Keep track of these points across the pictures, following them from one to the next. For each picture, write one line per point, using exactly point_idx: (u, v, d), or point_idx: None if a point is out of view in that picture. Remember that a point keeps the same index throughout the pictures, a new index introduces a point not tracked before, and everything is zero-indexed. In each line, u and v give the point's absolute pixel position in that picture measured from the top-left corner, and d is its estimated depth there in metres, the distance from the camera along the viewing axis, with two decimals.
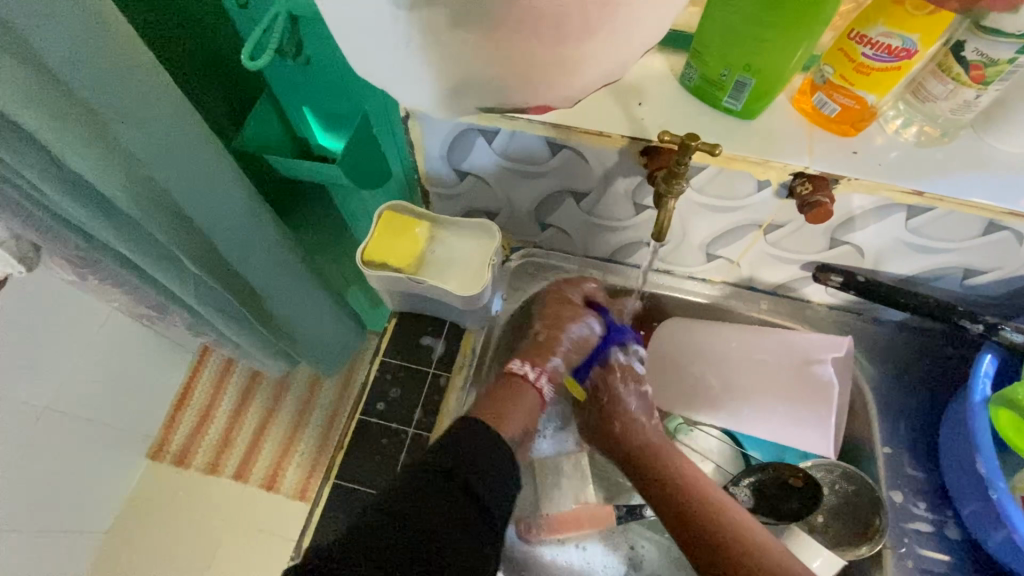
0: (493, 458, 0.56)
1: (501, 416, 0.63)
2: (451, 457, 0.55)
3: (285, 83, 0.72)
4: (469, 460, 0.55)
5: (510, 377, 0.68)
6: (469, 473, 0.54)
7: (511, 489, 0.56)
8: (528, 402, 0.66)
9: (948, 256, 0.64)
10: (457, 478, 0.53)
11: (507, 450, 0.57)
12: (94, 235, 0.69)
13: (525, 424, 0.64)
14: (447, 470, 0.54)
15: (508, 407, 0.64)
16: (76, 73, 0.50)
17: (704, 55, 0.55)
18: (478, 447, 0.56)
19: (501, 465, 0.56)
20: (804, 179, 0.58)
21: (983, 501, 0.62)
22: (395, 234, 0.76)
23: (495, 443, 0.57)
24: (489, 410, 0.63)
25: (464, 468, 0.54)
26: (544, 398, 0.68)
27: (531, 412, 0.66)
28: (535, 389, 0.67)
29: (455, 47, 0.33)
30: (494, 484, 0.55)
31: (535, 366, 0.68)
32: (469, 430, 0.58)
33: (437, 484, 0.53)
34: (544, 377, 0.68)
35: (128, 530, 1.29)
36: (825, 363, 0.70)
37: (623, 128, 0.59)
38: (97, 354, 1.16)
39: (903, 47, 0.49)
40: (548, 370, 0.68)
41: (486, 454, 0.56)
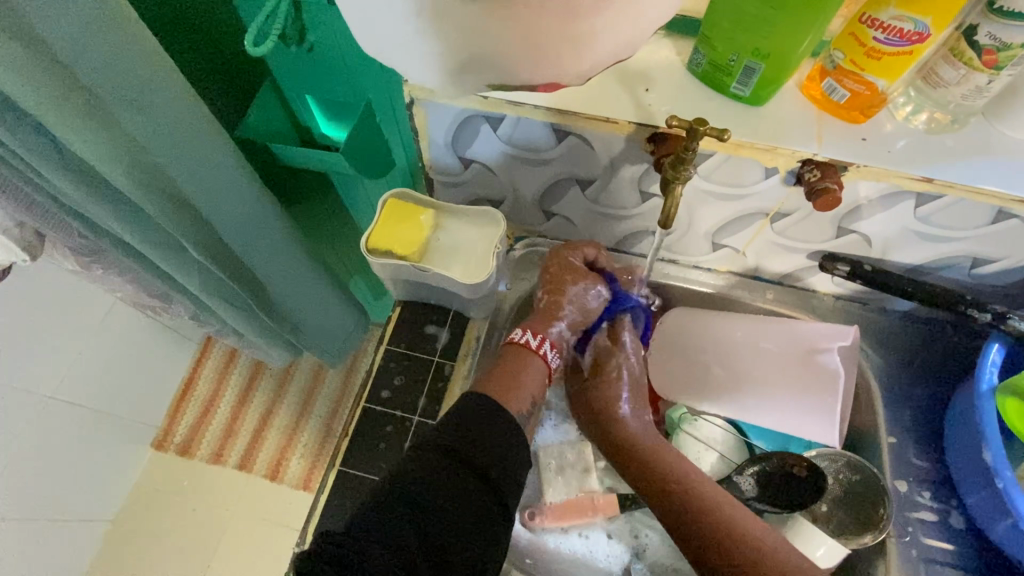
0: (498, 434, 0.57)
1: (505, 389, 0.63)
2: (456, 434, 0.56)
3: (288, 70, 0.71)
4: (473, 437, 0.56)
5: (511, 345, 0.68)
6: (473, 450, 0.55)
7: (518, 466, 0.57)
8: (535, 370, 0.66)
9: (956, 244, 0.64)
10: (460, 454, 0.55)
11: (511, 423, 0.58)
12: (97, 221, 0.68)
13: (531, 392, 0.65)
14: (451, 447, 0.55)
15: (513, 375, 0.65)
16: (77, 55, 0.49)
17: (712, 39, 0.55)
18: (481, 421, 0.57)
19: (507, 441, 0.57)
20: (813, 166, 0.57)
21: (988, 490, 0.62)
22: (399, 221, 0.75)
23: (498, 417, 0.58)
24: (493, 384, 0.63)
25: (468, 446, 0.55)
26: (551, 368, 0.68)
27: (539, 379, 0.66)
28: (540, 356, 0.67)
29: (462, 23, 0.33)
30: (500, 460, 0.56)
31: (536, 334, 0.68)
32: (472, 406, 0.59)
33: (442, 461, 0.54)
34: (548, 344, 0.67)
35: (134, 519, 1.30)
36: (831, 351, 0.70)
37: (629, 114, 0.59)
38: (102, 343, 1.17)
39: (915, 31, 0.49)
40: (550, 337, 0.68)
41: (493, 430, 0.57)
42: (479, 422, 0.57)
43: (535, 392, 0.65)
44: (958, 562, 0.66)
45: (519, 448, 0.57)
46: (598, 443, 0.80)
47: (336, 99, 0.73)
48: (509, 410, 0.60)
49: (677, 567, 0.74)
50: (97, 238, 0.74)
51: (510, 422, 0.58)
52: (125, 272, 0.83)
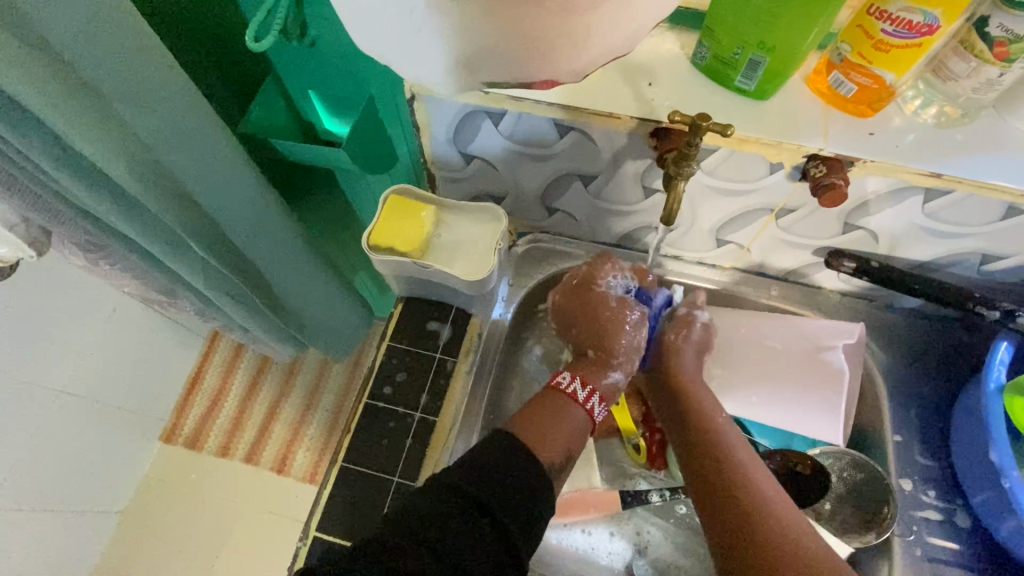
0: (518, 478, 0.54)
1: (543, 436, 0.60)
2: (475, 475, 0.53)
3: (291, 66, 0.71)
4: (493, 481, 0.53)
5: (554, 392, 0.65)
6: (492, 497, 0.52)
7: (538, 519, 0.53)
8: (577, 422, 0.63)
9: (964, 240, 0.63)
10: (478, 500, 0.51)
11: (537, 473, 0.55)
12: (103, 218, 0.69)
13: (571, 446, 0.61)
14: (470, 492, 0.51)
15: (559, 427, 0.61)
16: (79, 54, 0.49)
17: (716, 32, 0.54)
18: (503, 460, 0.55)
19: (531, 491, 0.54)
20: (819, 161, 0.56)
21: (995, 490, 0.61)
22: (405, 217, 0.75)
23: (526, 468, 0.55)
24: (532, 427, 0.60)
25: (486, 488, 0.52)
26: (594, 420, 0.65)
27: (581, 432, 0.63)
28: (585, 408, 0.64)
29: (461, 18, 0.32)
30: (521, 512, 0.52)
31: (585, 384, 0.66)
32: (499, 450, 0.56)
33: (459, 506, 0.50)
34: (596, 397, 0.65)
35: (143, 512, 1.32)
36: (836, 349, 0.70)
37: (632, 109, 0.58)
38: (109, 338, 1.18)
39: (925, 23, 0.47)
40: (600, 389, 0.66)
41: (519, 478, 0.54)
42: (507, 469, 0.54)
43: (573, 448, 0.61)
44: (964, 561, 0.65)
45: (543, 502, 0.54)
46: (601, 439, 0.80)
47: (337, 95, 0.73)
48: (541, 462, 0.57)
49: (680, 564, 0.74)
50: (102, 234, 0.74)
51: (541, 475, 0.55)
52: (131, 269, 0.84)
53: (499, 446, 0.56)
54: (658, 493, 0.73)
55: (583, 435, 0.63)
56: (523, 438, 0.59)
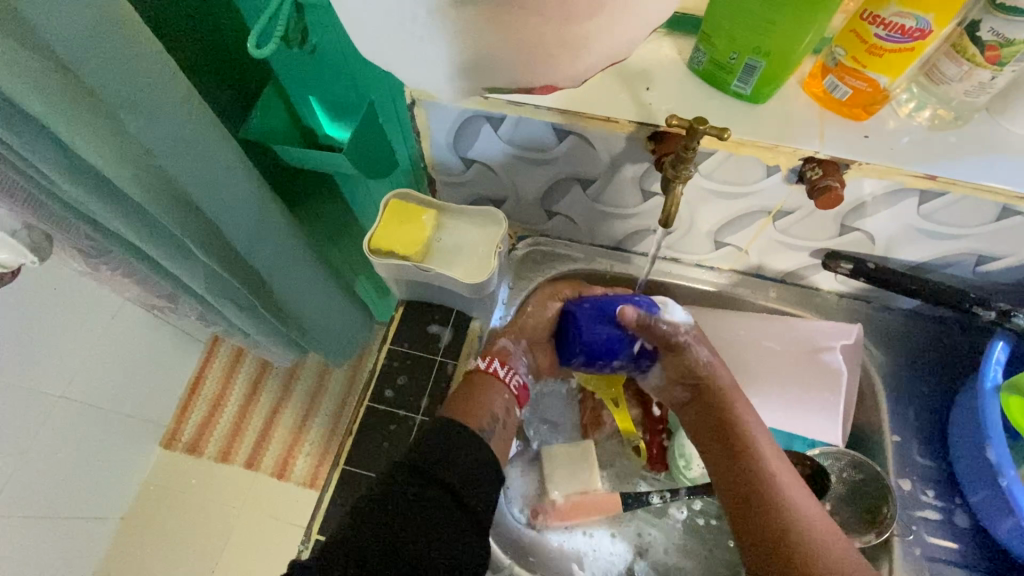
0: (466, 447, 0.57)
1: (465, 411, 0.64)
2: (421, 454, 0.55)
3: (292, 72, 0.72)
4: (441, 457, 0.55)
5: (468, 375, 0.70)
6: (438, 469, 0.54)
7: (490, 479, 0.56)
8: (496, 394, 0.67)
9: (960, 242, 0.63)
10: (430, 476, 0.54)
11: (482, 443, 0.58)
12: (107, 224, 0.70)
13: (493, 411, 0.65)
14: (417, 467, 0.54)
15: (476, 400, 0.65)
16: (83, 61, 0.50)
17: (712, 37, 0.55)
18: (446, 437, 0.57)
19: (478, 457, 0.57)
20: (815, 164, 0.57)
21: (992, 488, 0.62)
22: (406, 220, 0.76)
23: (469, 440, 0.57)
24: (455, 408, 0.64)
25: (434, 462, 0.55)
26: (518, 389, 0.69)
27: (505, 403, 0.67)
28: (501, 381, 0.68)
29: (459, 26, 0.33)
30: (471, 479, 0.55)
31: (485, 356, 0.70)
32: (441, 428, 0.58)
33: (410, 484, 0.53)
34: (497, 361, 0.69)
35: (142, 517, 1.32)
36: (834, 350, 0.70)
37: (630, 113, 0.59)
38: (109, 344, 1.18)
39: (917, 27, 0.48)
40: (500, 354, 0.70)
41: (467, 449, 0.57)
42: (451, 443, 0.57)
43: (500, 413, 0.66)
44: (963, 560, 0.66)
45: (487, 464, 0.57)
46: (602, 442, 0.81)
47: (338, 100, 0.74)
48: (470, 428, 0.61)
49: (681, 566, 0.75)
50: (105, 240, 0.75)
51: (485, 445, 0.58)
52: (133, 274, 0.85)
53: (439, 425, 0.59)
54: (658, 495, 0.73)
55: (509, 405, 0.67)
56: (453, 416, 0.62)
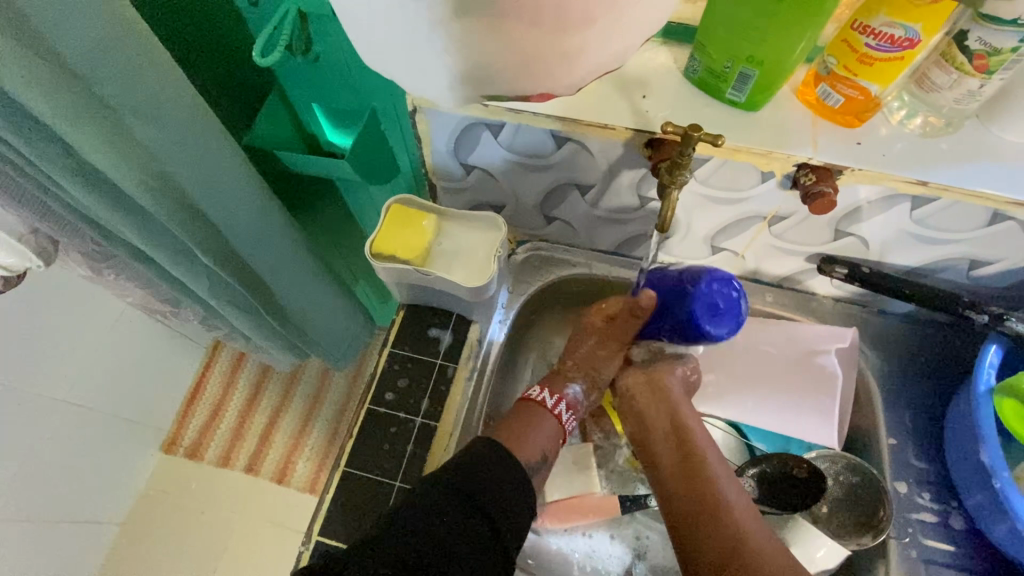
0: (512, 481, 0.56)
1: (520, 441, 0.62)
2: (470, 478, 0.55)
3: (296, 80, 0.73)
4: (487, 483, 0.55)
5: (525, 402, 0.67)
6: (481, 495, 0.54)
7: (524, 512, 0.56)
8: (548, 430, 0.65)
9: (953, 247, 0.64)
10: (469, 499, 0.54)
11: (522, 473, 0.57)
12: (112, 229, 0.71)
13: (540, 448, 0.63)
14: (462, 490, 0.54)
15: (527, 435, 0.63)
16: (93, 70, 0.51)
17: (707, 46, 0.56)
18: (494, 465, 0.57)
19: (520, 491, 0.57)
20: (808, 170, 0.58)
21: (986, 491, 0.62)
22: (407, 226, 0.77)
23: (511, 467, 0.57)
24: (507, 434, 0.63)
25: (479, 488, 0.55)
26: (564, 428, 0.67)
27: (550, 438, 0.65)
28: (552, 414, 0.66)
29: (460, 35, 0.33)
30: (507, 505, 0.55)
31: (552, 393, 0.67)
32: (487, 452, 0.58)
33: (450, 501, 0.53)
34: (562, 404, 0.67)
35: (142, 522, 1.32)
36: (829, 353, 0.71)
37: (627, 120, 0.60)
38: (111, 348, 1.19)
39: (906, 37, 0.49)
40: (566, 397, 0.68)
41: (510, 480, 0.56)
42: (494, 469, 0.56)
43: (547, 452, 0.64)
44: (958, 563, 0.66)
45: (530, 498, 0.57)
46: (600, 444, 0.81)
47: (341, 108, 0.75)
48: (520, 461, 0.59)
49: (679, 569, 0.75)
50: (109, 244, 0.76)
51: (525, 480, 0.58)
52: (136, 278, 0.86)
53: (486, 451, 0.57)
54: (656, 498, 0.74)
55: (552, 441, 0.65)
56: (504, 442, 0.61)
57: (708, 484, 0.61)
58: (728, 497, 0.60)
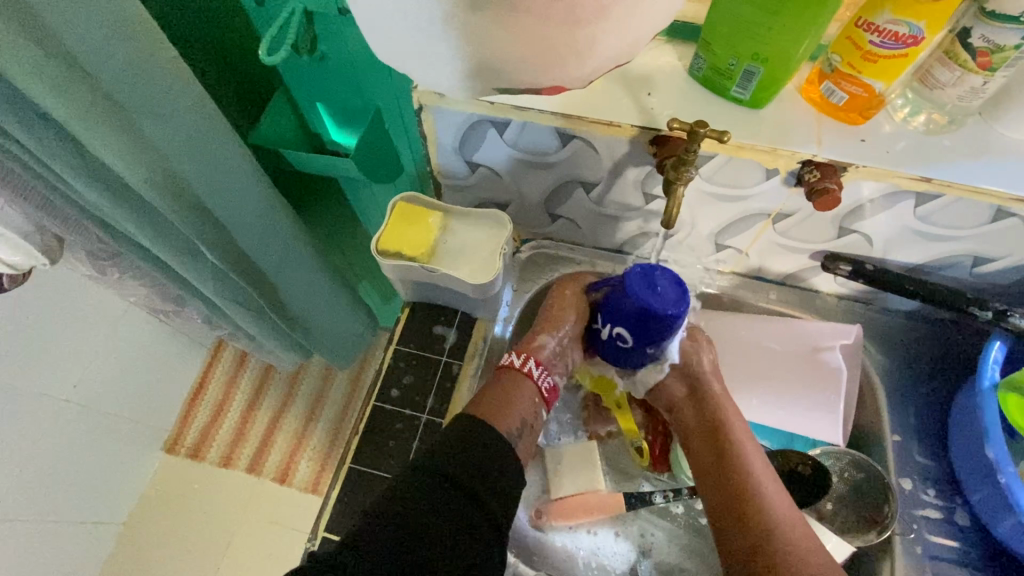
0: (489, 454, 0.57)
1: (495, 408, 0.62)
2: (448, 458, 0.55)
3: (302, 80, 0.74)
4: (467, 461, 0.55)
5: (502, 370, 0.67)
6: (461, 471, 0.54)
7: (512, 490, 0.56)
8: (525, 392, 0.65)
9: (956, 244, 0.65)
10: (456, 481, 0.54)
11: (506, 450, 0.58)
12: (119, 226, 0.71)
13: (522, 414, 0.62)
14: (440, 467, 0.54)
15: (505, 401, 0.63)
16: (102, 66, 0.51)
17: (712, 44, 0.56)
18: (472, 443, 0.57)
19: (499, 463, 0.57)
20: (813, 167, 0.58)
21: (992, 487, 0.62)
22: (412, 223, 0.77)
23: (493, 446, 0.57)
24: (483, 402, 0.62)
25: (460, 468, 0.55)
26: (545, 389, 0.66)
27: (530, 403, 0.64)
28: (529, 377, 0.66)
29: (471, 29, 0.34)
30: (493, 483, 0.55)
31: (520, 353, 0.68)
32: (464, 430, 0.58)
33: (435, 485, 0.53)
34: (532, 362, 0.67)
35: (145, 522, 1.32)
36: (833, 350, 0.72)
37: (632, 118, 0.60)
38: (114, 348, 1.19)
39: (910, 34, 0.50)
40: (536, 355, 0.68)
41: (488, 454, 0.57)
42: (472, 446, 0.57)
43: (527, 414, 0.63)
44: (963, 559, 0.66)
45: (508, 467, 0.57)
46: (605, 442, 0.81)
47: (346, 106, 0.76)
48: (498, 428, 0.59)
49: (684, 566, 0.75)
50: (116, 242, 0.76)
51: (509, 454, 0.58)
52: (141, 276, 0.86)
53: (464, 428, 0.58)
54: (661, 494, 0.74)
55: (536, 406, 0.65)
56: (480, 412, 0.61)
57: (747, 475, 0.61)
58: (772, 498, 0.60)
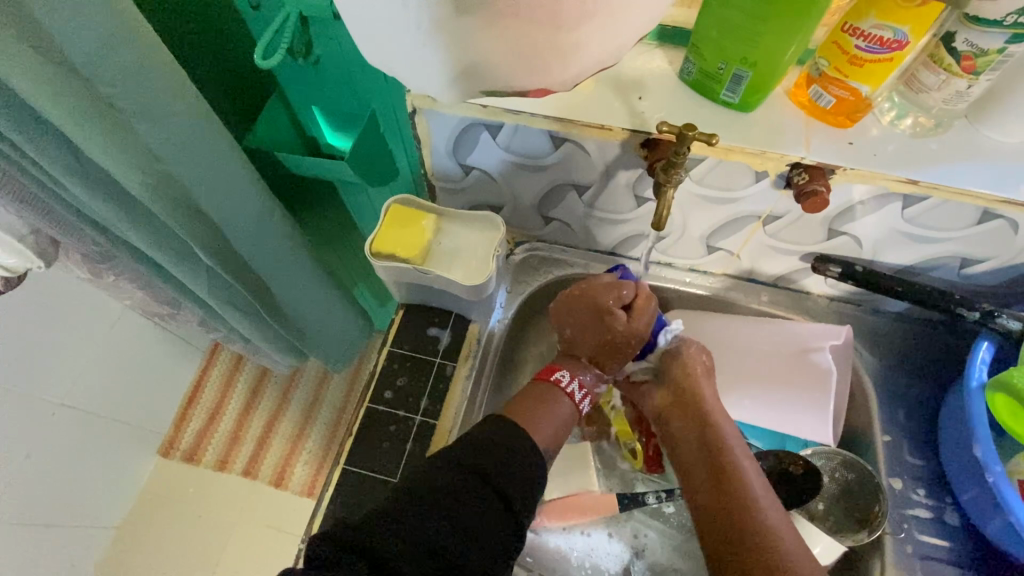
0: (528, 461, 0.56)
1: (533, 419, 0.62)
2: (489, 458, 0.55)
3: (296, 83, 0.74)
4: (506, 465, 0.55)
5: (547, 383, 0.67)
6: (501, 475, 0.54)
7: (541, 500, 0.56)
8: (563, 415, 0.64)
9: (944, 246, 0.65)
10: (488, 478, 0.53)
11: (538, 456, 0.57)
12: (114, 228, 0.71)
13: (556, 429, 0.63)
14: (483, 469, 0.54)
15: (546, 415, 0.63)
16: (96, 69, 0.52)
17: (701, 48, 0.57)
18: (513, 448, 0.56)
19: (536, 473, 0.56)
20: (801, 169, 0.59)
21: (981, 486, 0.63)
22: (405, 225, 0.77)
23: (528, 448, 0.57)
24: (522, 412, 0.62)
25: (499, 470, 0.54)
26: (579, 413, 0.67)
27: (566, 420, 0.64)
28: (572, 401, 0.66)
29: (460, 32, 0.34)
30: (527, 491, 0.54)
31: (580, 387, 0.68)
32: (507, 432, 0.58)
33: (471, 482, 0.53)
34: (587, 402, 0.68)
35: (139, 526, 1.31)
36: (824, 350, 0.71)
37: (623, 121, 0.61)
38: (108, 351, 1.19)
39: (895, 39, 0.51)
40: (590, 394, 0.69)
41: (528, 462, 0.56)
42: (513, 451, 0.56)
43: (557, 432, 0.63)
44: (953, 558, 0.67)
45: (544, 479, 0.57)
46: (599, 444, 0.82)
47: (341, 110, 0.77)
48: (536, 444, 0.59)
49: (677, 566, 0.75)
50: (110, 244, 0.76)
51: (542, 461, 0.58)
52: (136, 278, 0.86)
53: (507, 432, 0.58)
54: (653, 496, 0.74)
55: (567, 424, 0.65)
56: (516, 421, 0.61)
57: (738, 487, 0.59)
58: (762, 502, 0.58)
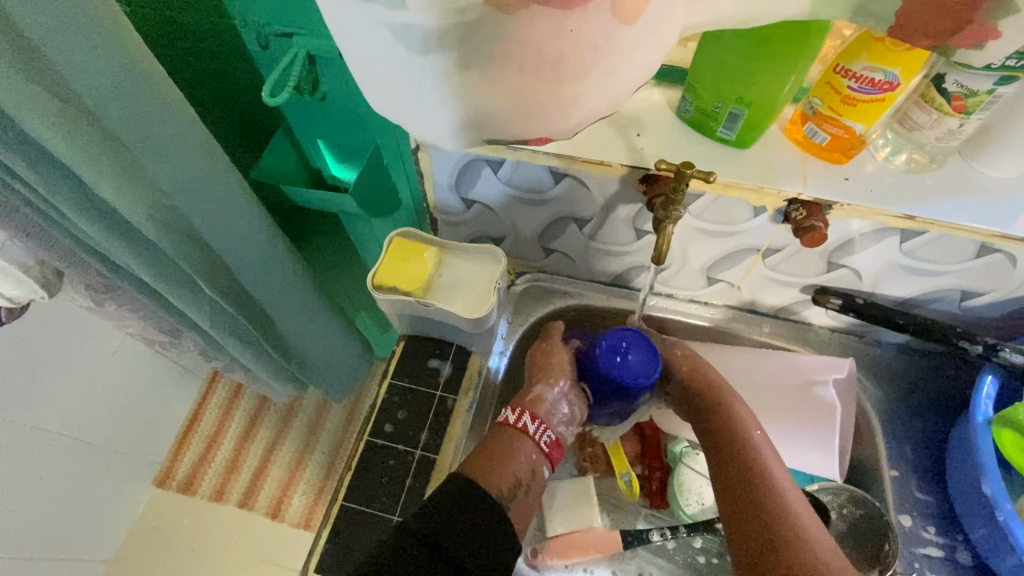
0: (478, 518, 0.54)
1: (486, 471, 0.59)
2: (434, 521, 0.53)
3: (303, 119, 0.76)
4: (454, 528, 0.53)
5: (502, 427, 0.63)
6: (446, 536, 0.52)
7: (502, 555, 0.53)
8: (526, 454, 0.62)
9: (942, 279, 0.66)
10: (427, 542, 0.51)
11: (497, 517, 0.55)
12: (117, 260, 0.71)
13: (516, 475, 0.59)
14: (425, 531, 0.52)
15: (502, 462, 0.60)
16: (110, 111, 0.54)
17: (698, 88, 0.59)
18: (464, 504, 0.55)
19: (492, 531, 0.54)
20: (799, 205, 0.60)
21: (991, 524, 0.62)
22: (408, 258, 0.78)
23: (484, 508, 0.55)
24: (477, 464, 0.60)
25: (444, 531, 0.52)
26: (547, 450, 0.63)
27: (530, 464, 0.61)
28: (533, 439, 0.63)
29: (463, 84, 0.35)
30: (478, 550, 0.52)
31: (516, 407, 0.65)
32: (453, 492, 0.56)
33: (415, 549, 0.51)
34: (529, 417, 0.63)
35: (131, 559, 1.28)
36: (827, 385, 0.74)
37: (623, 157, 0.62)
38: (109, 379, 1.19)
39: (886, 80, 0.52)
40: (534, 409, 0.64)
41: (479, 518, 0.54)
42: (468, 512, 0.54)
43: (524, 475, 0.60)
44: None
45: (505, 534, 0.55)
46: (602, 478, 0.80)
47: (346, 144, 0.78)
48: (492, 496, 0.57)
49: None
50: (113, 275, 0.76)
51: (495, 512, 0.56)
52: (138, 308, 0.86)
53: (452, 490, 0.56)
54: (658, 532, 0.73)
55: (535, 465, 0.62)
56: (474, 472, 0.58)
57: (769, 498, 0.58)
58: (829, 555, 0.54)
